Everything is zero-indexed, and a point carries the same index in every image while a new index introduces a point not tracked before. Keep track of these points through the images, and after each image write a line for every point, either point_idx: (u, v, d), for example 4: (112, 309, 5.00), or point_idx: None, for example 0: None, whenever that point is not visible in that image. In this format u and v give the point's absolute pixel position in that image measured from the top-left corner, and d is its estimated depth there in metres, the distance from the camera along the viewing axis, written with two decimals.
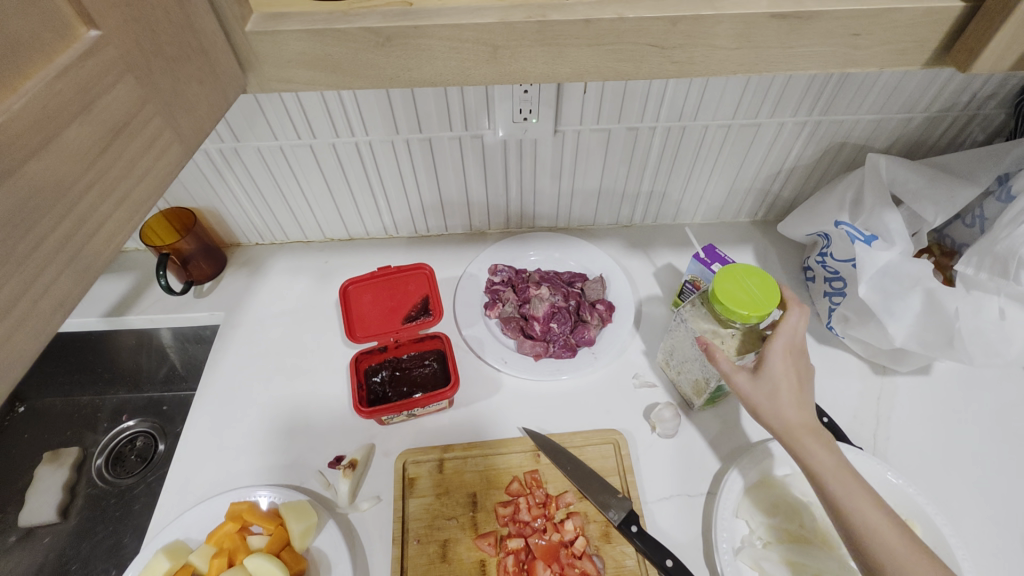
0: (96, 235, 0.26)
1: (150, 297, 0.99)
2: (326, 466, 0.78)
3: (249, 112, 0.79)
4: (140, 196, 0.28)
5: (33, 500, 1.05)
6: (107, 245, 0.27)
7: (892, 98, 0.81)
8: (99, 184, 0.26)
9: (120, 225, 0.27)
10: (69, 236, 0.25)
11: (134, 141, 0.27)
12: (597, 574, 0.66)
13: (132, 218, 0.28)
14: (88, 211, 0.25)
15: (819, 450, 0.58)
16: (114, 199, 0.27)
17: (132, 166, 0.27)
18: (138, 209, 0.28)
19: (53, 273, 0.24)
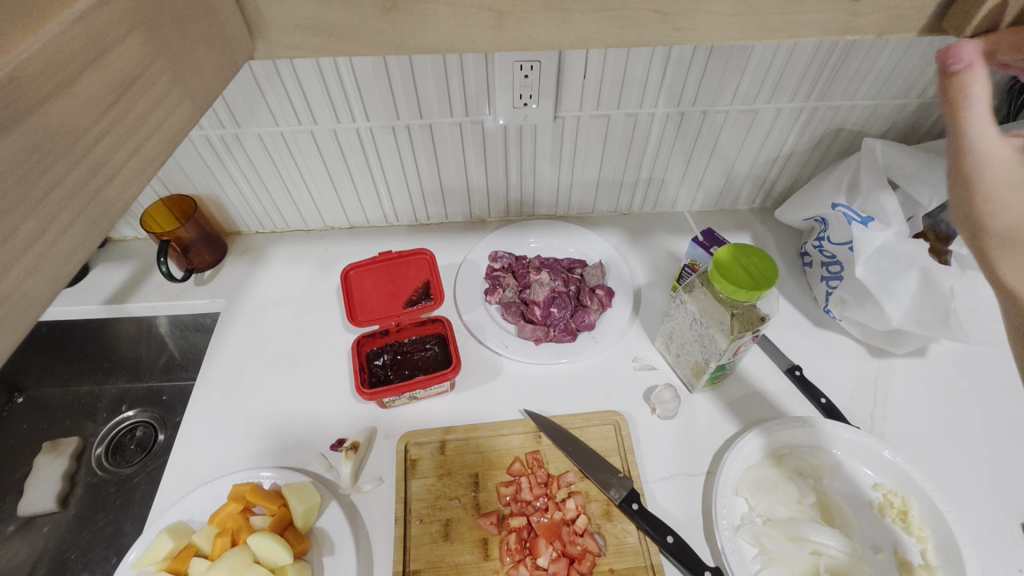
0: (108, 184, 0.26)
1: (151, 284, 0.99)
2: (328, 449, 0.78)
3: (251, 98, 0.79)
4: (151, 150, 0.29)
5: (32, 490, 1.04)
6: (119, 195, 0.27)
7: (887, 83, 0.82)
8: (111, 133, 0.26)
9: (132, 177, 0.28)
10: (82, 183, 0.25)
11: (144, 95, 0.28)
12: (598, 551, 0.66)
13: (144, 169, 0.28)
14: (101, 159, 0.26)
15: None
16: (126, 151, 0.27)
17: (142, 120, 0.28)
18: (150, 161, 0.29)
19: (68, 220, 0.25)
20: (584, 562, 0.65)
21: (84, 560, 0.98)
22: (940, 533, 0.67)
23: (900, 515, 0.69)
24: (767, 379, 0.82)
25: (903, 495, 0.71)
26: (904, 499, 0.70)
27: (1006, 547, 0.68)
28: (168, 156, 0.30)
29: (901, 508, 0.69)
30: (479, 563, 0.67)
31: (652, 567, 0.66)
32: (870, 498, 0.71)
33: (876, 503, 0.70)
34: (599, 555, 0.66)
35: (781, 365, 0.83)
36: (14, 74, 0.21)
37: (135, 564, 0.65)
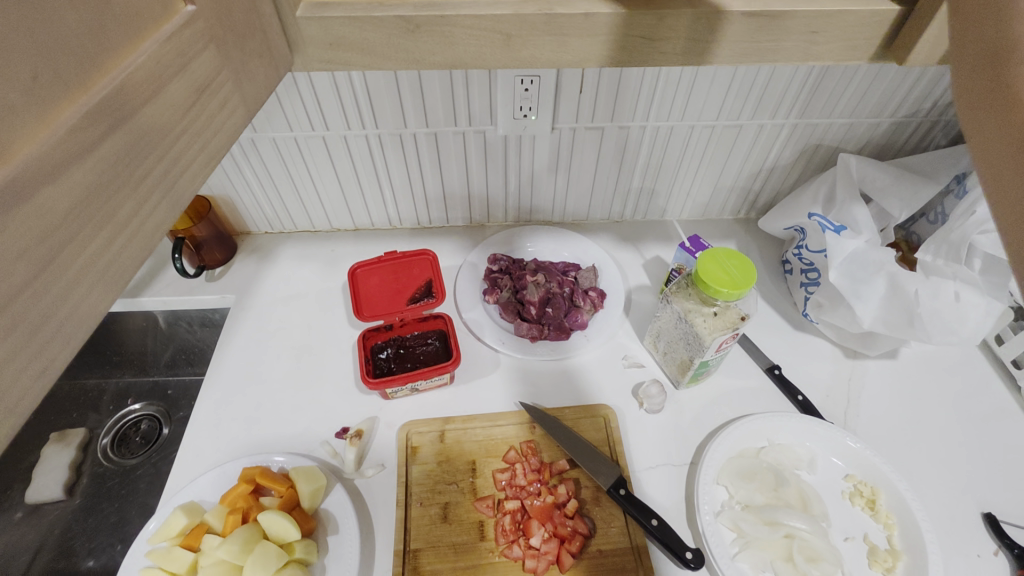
0: (184, 175, 0.31)
1: (163, 280, 1.03)
2: (333, 437, 0.82)
3: (267, 104, 0.84)
4: (213, 147, 0.34)
5: (39, 478, 1.07)
6: (190, 184, 0.32)
7: (861, 103, 0.89)
8: (187, 133, 0.31)
9: (198, 169, 0.33)
10: (166, 172, 0.30)
11: (211, 101, 0.33)
12: (588, 532, 0.71)
13: (207, 163, 0.34)
14: (178, 154, 0.31)
15: None
16: (195, 147, 0.32)
17: (208, 123, 0.33)
18: (211, 157, 0.34)
19: (154, 202, 0.30)
20: (574, 542, 0.70)
21: (89, 547, 1.01)
22: (905, 520, 0.72)
23: (869, 504, 0.74)
24: (748, 377, 0.87)
25: (872, 485, 0.76)
26: (873, 489, 0.75)
27: (966, 533, 0.73)
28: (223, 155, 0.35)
29: (869, 497, 0.74)
30: (475, 542, 0.71)
31: (637, 548, 0.70)
32: (841, 487, 0.76)
33: (846, 492, 0.75)
34: (588, 536, 0.71)
35: (761, 365, 0.88)
36: (125, 82, 0.26)
37: (151, 540, 0.69)
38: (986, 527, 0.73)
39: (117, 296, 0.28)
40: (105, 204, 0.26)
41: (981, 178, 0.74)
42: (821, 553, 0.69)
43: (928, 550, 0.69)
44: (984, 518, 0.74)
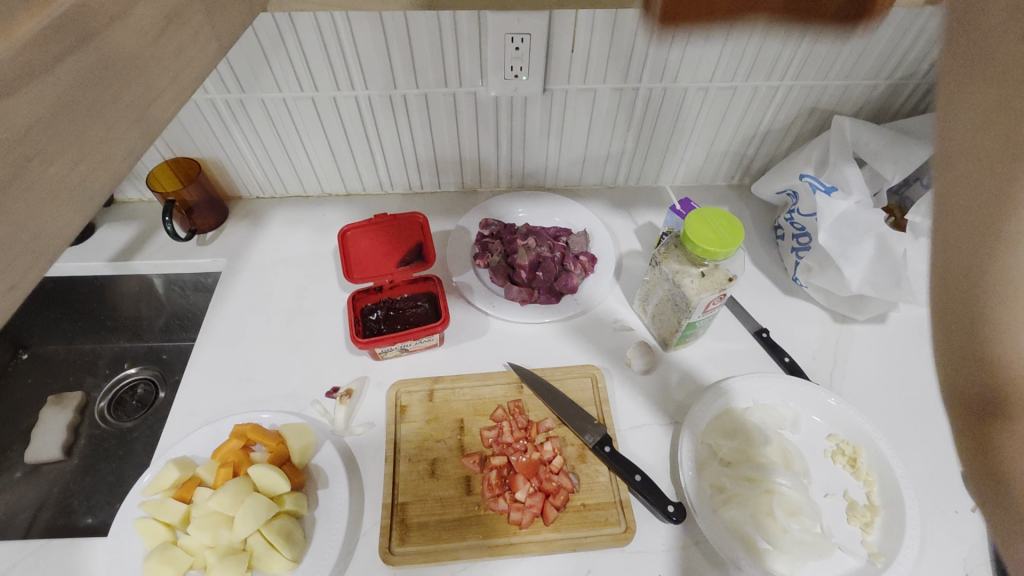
0: (155, 103, 0.31)
1: (154, 244, 1.03)
2: (323, 396, 0.83)
3: (253, 61, 0.83)
4: (186, 79, 0.34)
5: (37, 439, 1.09)
6: (162, 115, 0.32)
7: (858, 64, 0.87)
8: (158, 60, 0.31)
9: (171, 99, 0.32)
10: (136, 98, 0.30)
11: (183, 31, 0.33)
12: (572, 487, 0.72)
13: (181, 96, 0.33)
14: (148, 81, 0.30)
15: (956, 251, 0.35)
16: (167, 76, 0.32)
17: (180, 52, 0.33)
18: (185, 89, 0.34)
19: (124, 128, 0.29)
20: (558, 496, 0.71)
21: (88, 505, 1.03)
22: (884, 477, 0.73)
23: (850, 462, 0.75)
24: (736, 340, 0.88)
25: (854, 444, 0.77)
26: (854, 448, 0.76)
27: (944, 490, 0.74)
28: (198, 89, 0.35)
29: (851, 455, 0.76)
30: (461, 496, 0.72)
31: (621, 502, 0.71)
32: (824, 446, 0.77)
33: (828, 451, 0.77)
34: (572, 491, 0.72)
35: (749, 328, 0.89)
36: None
37: (144, 492, 0.70)
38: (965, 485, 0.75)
39: (87, 218, 0.28)
40: (71, 122, 0.26)
41: None
42: (801, 508, 0.70)
43: (906, 506, 0.70)
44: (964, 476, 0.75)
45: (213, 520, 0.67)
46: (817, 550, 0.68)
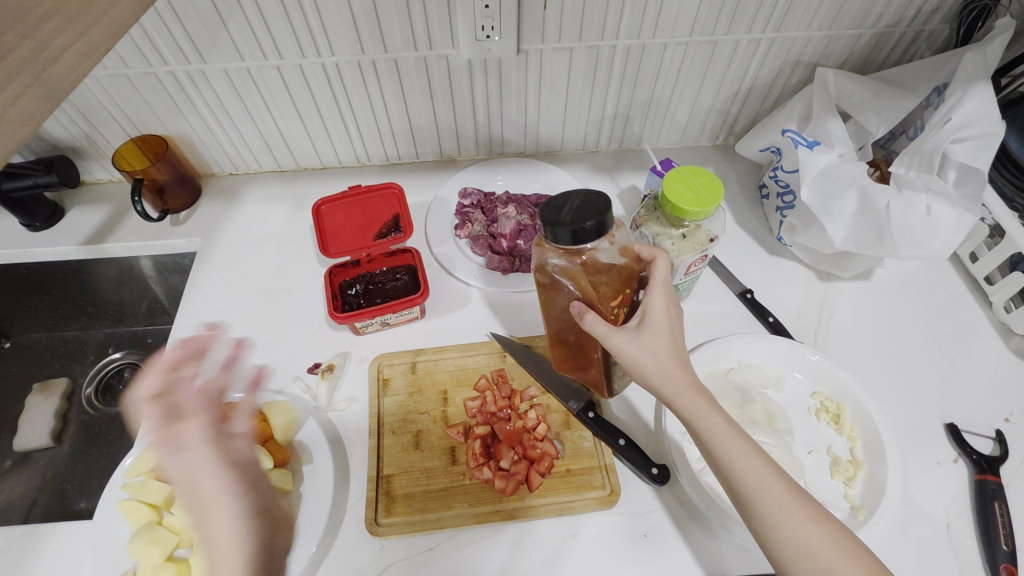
0: (56, 63, 0.29)
1: (127, 226, 1.01)
2: (305, 372, 0.83)
3: (210, 27, 0.79)
4: (96, 37, 0.32)
5: (25, 427, 1.09)
6: (66, 73, 0.30)
7: (842, 13, 0.84)
8: (57, 14, 0.29)
9: (78, 57, 0.31)
10: (33, 53, 0.28)
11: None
12: (556, 454, 0.72)
13: (90, 54, 0.31)
14: (48, 36, 0.29)
15: (706, 410, 0.56)
16: (71, 31, 0.30)
17: (86, 4, 0.31)
18: (95, 48, 0.32)
19: (21, 85, 0.28)
20: (543, 462, 0.71)
21: (81, 490, 1.04)
22: (867, 432, 0.74)
23: (833, 418, 0.75)
24: (720, 302, 0.87)
25: (838, 401, 0.77)
26: (838, 404, 0.76)
27: (927, 443, 0.75)
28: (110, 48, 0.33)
29: (835, 412, 0.76)
30: (447, 467, 0.72)
31: (605, 466, 0.72)
32: (808, 404, 0.77)
33: (812, 409, 0.77)
34: (557, 457, 0.72)
35: (733, 289, 0.88)
36: None
37: (126, 474, 0.70)
38: (947, 436, 0.75)
39: None
40: None
41: (959, 85, 0.71)
42: (785, 465, 0.71)
43: (888, 459, 0.70)
44: (947, 428, 0.75)
45: None
46: None
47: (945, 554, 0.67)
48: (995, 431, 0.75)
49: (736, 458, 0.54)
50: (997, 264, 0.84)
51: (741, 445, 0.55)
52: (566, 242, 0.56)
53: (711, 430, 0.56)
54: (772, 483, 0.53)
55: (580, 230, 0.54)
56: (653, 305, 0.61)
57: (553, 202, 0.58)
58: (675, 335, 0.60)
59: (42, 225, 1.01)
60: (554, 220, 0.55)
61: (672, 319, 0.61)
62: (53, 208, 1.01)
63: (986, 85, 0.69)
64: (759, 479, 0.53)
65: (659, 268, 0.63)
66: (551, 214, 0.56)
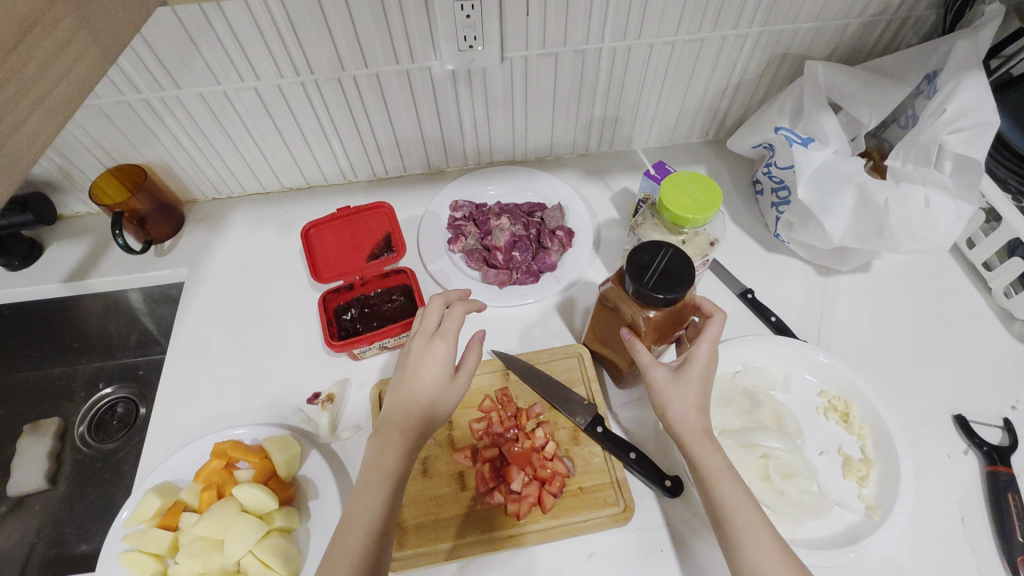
0: (17, 131, 0.30)
1: (109, 259, 0.98)
2: (305, 403, 0.81)
3: (182, 51, 0.76)
4: (58, 97, 0.33)
5: (18, 470, 1.06)
6: (29, 138, 0.31)
7: (829, 4, 0.83)
8: (15, 83, 0.30)
9: (39, 120, 0.31)
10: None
11: (43, 42, 0.31)
12: (567, 472, 0.71)
13: (52, 116, 0.32)
14: (9, 105, 0.29)
15: (710, 451, 0.58)
16: (31, 95, 0.31)
17: (42, 69, 0.31)
18: (58, 108, 0.33)
19: None
20: (555, 482, 0.69)
21: (80, 532, 1.01)
22: (877, 429, 0.73)
23: (842, 417, 0.75)
24: (721, 302, 0.86)
25: (846, 399, 0.76)
26: (846, 402, 0.76)
27: (936, 436, 0.74)
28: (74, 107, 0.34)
29: (843, 411, 0.75)
30: (456, 493, 0.71)
31: (617, 482, 0.70)
32: (816, 403, 0.77)
33: (820, 408, 0.76)
34: (568, 475, 0.71)
35: (733, 290, 0.87)
36: None
37: (126, 524, 0.68)
38: (956, 428, 0.75)
39: None
40: None
41: (952, 74, 0.70)
42: (797, 469, 0.70)
43: (900, 456, 0.70)
44: (955, 420, 0.75)
45: (201, 546, 0.65)
46: (816, 509, 0.68)
47: (961, 549, 0.67)
48: (1003, 419, 0.75)
49: (732, 502, 0.56)
50: (995, 250, 0.83)
51: (739, 489, 0.57)
52: (638, 298, 0.61)
53: (715, 470, 0.58)
54: (761, 532, 0.55)
55: (654, 296, 0.59)
56: (696, 354, 0.62)
57: (642, 259, 0.62)
58: (707, 387, 0.62)
59: (20, 264, 0.97)
60: (640, 281, 0.59)
61: (709, 368, 0.63)
62: (31, 245, 0.97)
63: (979, 74, 0.68)
64: (749, 522, 0.55)
65: (715, 325, 0.64)
66: (636, 272, 0.61)
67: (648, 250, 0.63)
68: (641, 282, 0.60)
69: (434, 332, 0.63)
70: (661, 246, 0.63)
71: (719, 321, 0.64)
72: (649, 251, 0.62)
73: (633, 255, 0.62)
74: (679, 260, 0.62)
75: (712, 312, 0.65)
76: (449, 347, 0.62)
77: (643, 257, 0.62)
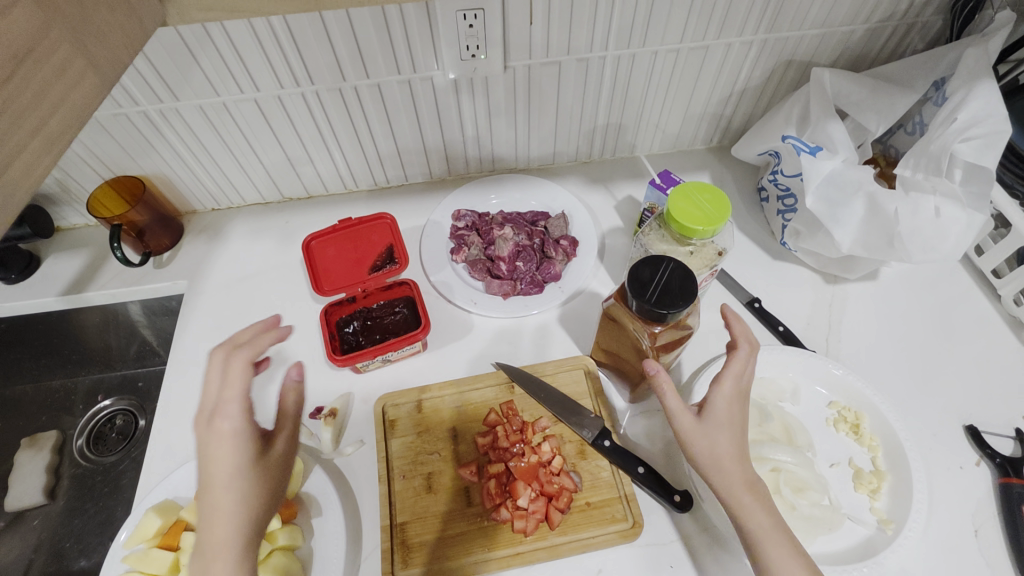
0: (16, 160, 0.29)
1: (107, 271, 0.97)
2: (307, 419, 0.79)
3: (182, 63, 0.75)
4: (55, 125, 0.32)
5: (17, 485, 1.05)
6: (26, 170, 0.30)
7: (835, 10, 0.82)
8: (9, 114, 0.29)
9: (37, 150, 0.31)
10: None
11: (40, 68, 0.30)
12: (574, 487, 0.70)
13: (50, 145, 0.31)
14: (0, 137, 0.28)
15: (755, 511, 0.54)
16: (27, 126, 0.30)
17: (37, 97, 0.30)
18: (56, 137, 0.32)
19: None
20: (562, 498, 0.69)
21: (80, 547, 1.00)
22: (888, 441, 0.73)
23: (852, 428, 0.74)
24: (727, 312, 0.85)
25: (855, 410, 0.75)
26: (856, 413, 0.75)
27: (948, 447, 0.73)
28: (75, 131, 0.33)
29: (853, 422, 0.74)
30: (462, 509, 0.70)
31: (625, 497, 0.69)
32: (826, 415, 0.76)
33: (830, 419, 0.75)
34: (575, 491, 0.70)
35: (740, 299, 0.86)
36: None
37: (126, 544, 0.66)
38: (968, 438, 0.74)
39: None
40: None
41: (962, 83, 0.69)
42: (807, 483, 0.69)
43: (912, 469, 0.69)
44: (967, 430, 0.74)
45: None
46: (827, 524, 0.67)
47: (975, 563, 0.66)
48: (1015, 429, 0.74)
49: (763, 537, 0.54)
50: (1004, 257, 0.82)
51: (788, 552, 0.53)
52: (640, 314, 0.60)
53: (757, 528, 0.54)
54: (795, 569, 0.53)
55: (657, 312, 0.58)
56: (720, 387, 0.60)
57: (642, 274, 0.61)
58: (738, 429, 0.59)
59: (17, 277, 0.96)
60: (640, 298, 0.59)
61: (735, 397, 0.60)
62: (28, 258, 0.96)
63: (990, 81, 0.67)
64: (781, 557, 0.53)
65: (742, 354, 0.61)
66: (637, 287, 0.60)
67: (649, 263, 0.62)
68: (643, 298, 0.59)
69: (212, 408, 0.50)
70: (661, 260, 0.62)
71: (748, 352, 0.61)
72: (650, 265, 0.62)
73: (633, 271, 0.61)
74: (679, 273, 0.60)
75: (737, 338, 0.62)
76: (236, 419, 0.49)
77: (644, 271, 0.61)
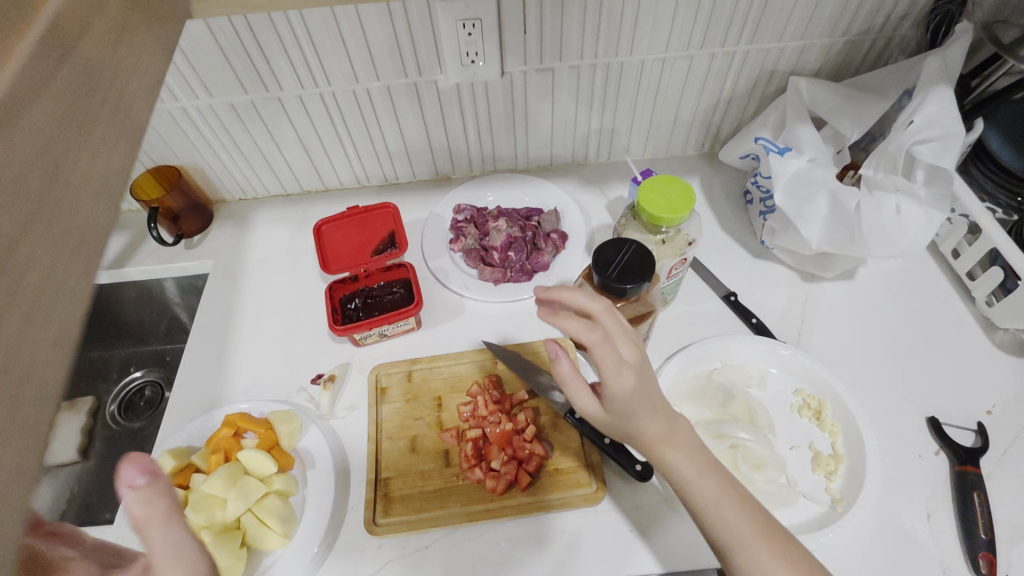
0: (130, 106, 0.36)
1: (144, 251, 1.08)
2: (308, 383, 0.87)
3: (215, 64, 0.85)
4: (148, 79, 0.39)
5: (55, 443, 1.16)
6: (135, 115, 0.37)
7: (813, 23, 0.87)
8: (115, 66, 0.36)
9: (140, 96, 0.37)
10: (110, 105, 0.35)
11: (131, 37, 0.38)
12: (545, 454, 0.75)
13: (148, 98, 0.38)
14: (118, 85, 0.35)
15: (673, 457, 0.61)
16: (132, 83, 0.37)
17: (135, 60, 0.38)
18: (150, 92, 0.39)
19: (109, 132, 0.34)
20: (532, 462, 0.74)
21: (105, 501, 1.10)
22: (848, 427, 0.76)
23: (815, 414, 0.78)
24: (704, 303, 0.90)
25: (819, 398, 0.79)
26: (820, 401, 0.79)
27: (909, 436, 0.76)
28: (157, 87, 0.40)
29: (816, 408, 0.78)
30: (440, 469, 0.76)
31: (592, 465, 0.74)
32: (791, 401, 0.80)
33: (795, 406, 0.79)
34: (546, 457, 0.76)
35: (718, 292, 0.90)
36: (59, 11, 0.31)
37: None
38: (929, 429, 0.76)
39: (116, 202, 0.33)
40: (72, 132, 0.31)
41: (921, 88, 0.74)
42: (765, 460, 0.73)
43: (868, 453, 0.73)
44: (928, 421, 0.77)
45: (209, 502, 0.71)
46: (781, 498, 0.71)
47: (925, 544, 0.69)
48: (977, 423, 0.77)
49: (708, 503, 0.59)
50: (977, 260, 0.85)
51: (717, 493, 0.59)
52: (605, 290, 0.66)
53: (686, 474, 0.60)
54: (740, 526, 0.58)
55: (618, 287, 0.64)
56: (609, 382, 0.56)
57: (607, 253, 0.67)
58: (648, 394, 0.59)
59: None
60: (604, 275, 0.65)
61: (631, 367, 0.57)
62: None
63: (945, 86, 0.71)
64: (732, 525, 0.58)
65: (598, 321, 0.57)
66: (601, 266, 0.66)
67: (614, 247, 0.68)
68: (608, 275, 0.65)
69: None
70: (620, 244, 0.68)
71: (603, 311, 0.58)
72: (614, 246, 0.68)
73: (598, 251, 0.67)
74: (635, 256, 0.66)
75: (574, 318, 0.57)
76: None
77: (608, 252, 0.67)
